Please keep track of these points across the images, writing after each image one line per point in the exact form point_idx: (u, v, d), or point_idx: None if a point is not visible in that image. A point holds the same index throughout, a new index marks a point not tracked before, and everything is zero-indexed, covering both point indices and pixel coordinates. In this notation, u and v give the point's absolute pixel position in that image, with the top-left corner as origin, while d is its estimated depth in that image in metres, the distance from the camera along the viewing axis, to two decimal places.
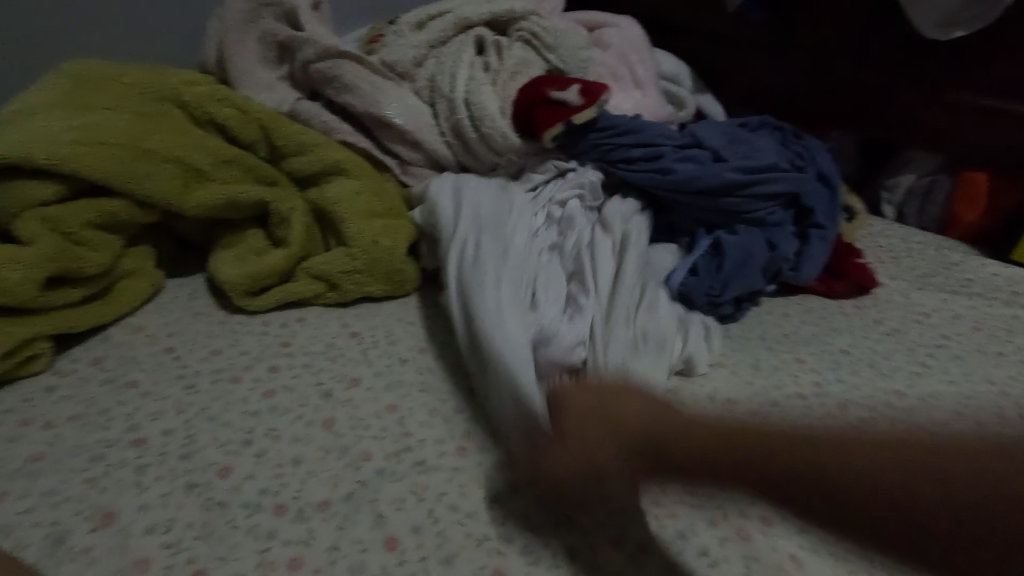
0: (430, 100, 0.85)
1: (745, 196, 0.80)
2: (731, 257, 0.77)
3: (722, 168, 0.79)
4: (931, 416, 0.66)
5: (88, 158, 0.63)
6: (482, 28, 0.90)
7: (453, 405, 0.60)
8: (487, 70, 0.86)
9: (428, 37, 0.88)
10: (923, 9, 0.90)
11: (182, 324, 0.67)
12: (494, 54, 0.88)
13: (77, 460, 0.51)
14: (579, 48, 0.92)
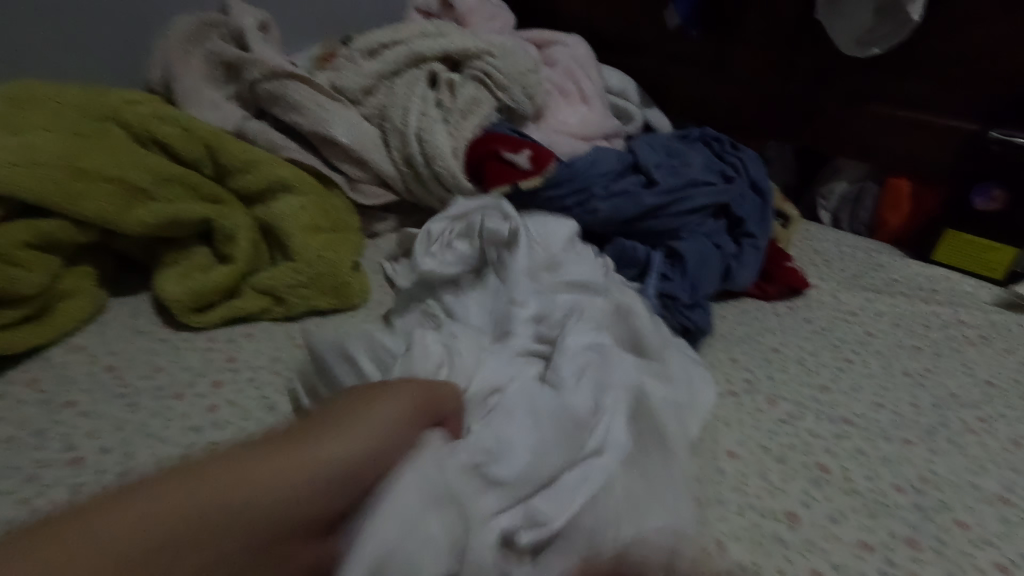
0: (380, 127, 0.88)
1: (671, 217, 0.84)
2: (690, 260, 0.80)
3: (645, 195, 0.84)
4: (851, 408, 0.70)
5: (22, 179, 0.63)
6: (435, 63, 0.92)
7: None
8: (439, 106, 0.89)
9: (380, 67, 0.89)
10: (842, 30, 0.96)
11: (123, 343, 0.67)
12: (447, 91, 0.91)
13: (9, 481, 0.51)
14: (527, 73, 0.95)
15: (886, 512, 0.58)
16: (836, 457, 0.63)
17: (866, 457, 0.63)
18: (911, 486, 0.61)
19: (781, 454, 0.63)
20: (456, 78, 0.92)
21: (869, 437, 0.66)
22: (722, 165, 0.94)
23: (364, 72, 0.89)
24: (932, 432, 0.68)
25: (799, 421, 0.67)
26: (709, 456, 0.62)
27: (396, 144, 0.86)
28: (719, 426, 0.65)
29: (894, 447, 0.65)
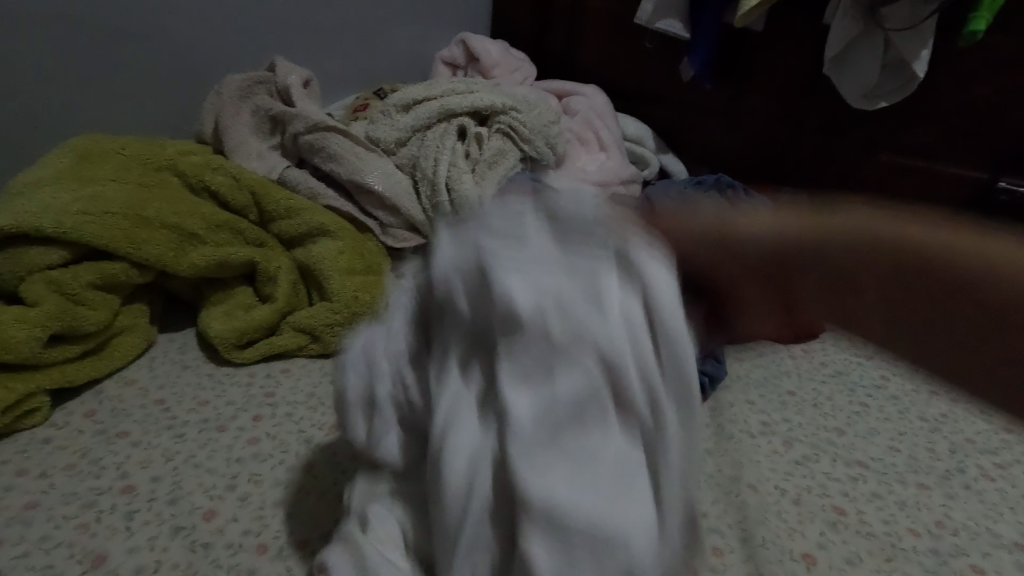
0: (413, 177, 0.95)
1: None
2: None
3: None
4: (867, 452, 0.71)
5: (92, 226, 0.69)
6: (464, 118, 0.97)
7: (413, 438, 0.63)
8: (468, 158, 0.95)
9: (412, 120, 0.95)
10: (849, 84, 0.99)
11: (171, 377, 0.71)
12: (475, 144, 0.96)
13: (70, 507, 0.55)
14: (549, 123, 1.01)
15: (901, 555, 0.59)
16: (853, 500, 0.64)
17: (883, 500, 0.65)
18: (927, 530, 0.62)
19: (799, 497, 0.64)
20: (484, 131, 0.96)
21: (885, 480, 0.67)
22: None
23: (398, 123, 0.95)
24: (949, 478, 0.69)
25: (815, 463, 0.69)
26: (730, 493, 0.63)
27: (426, 193, 0.92)
28: (738, 462, 0.67)
29: (910, 492, 0.66)
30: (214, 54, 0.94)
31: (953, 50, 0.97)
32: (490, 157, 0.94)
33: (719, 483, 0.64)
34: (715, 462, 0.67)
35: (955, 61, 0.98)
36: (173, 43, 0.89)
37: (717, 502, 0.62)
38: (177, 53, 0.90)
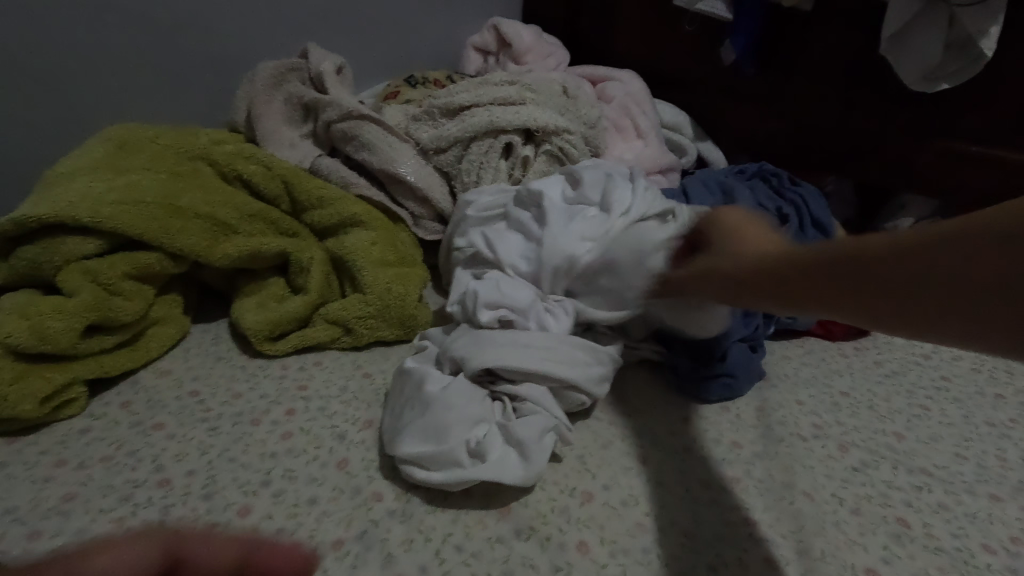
0: (449, 179, 0.92)
1: None
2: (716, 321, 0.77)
3: None
4: (930, 459, 0.66)
5: (126, 215, 0.68)
6: (513, 134, 0.89)
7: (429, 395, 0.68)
8: (513, 179, 0.90)
9: (460, 128, 0.88)
10: (909, 65, 0.93)
11: (205, 368, 0.71)
12: (520, 167, 0.90)
13: (107, 500, 0.55)
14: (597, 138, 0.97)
15: (973, 573, 0.55)
16: (917, 511, 0.60)
17: (950, 512, 0.60)
18: (1001, 547, 0.57)
19: (858, 505, 0.60)
20: (530, 153, 0.90)
21: (952, 491, 0.63)
22: (780, 203, 0.92)
23: (443, 127, 0.90)
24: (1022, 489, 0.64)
25: (874, 471, 0.64)
26: (782, 501, 0.60)
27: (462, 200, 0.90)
28: (789, 468, 0.63)
29: (979, 503, 0.61)
30: (245, 42, 0.93)
31: None
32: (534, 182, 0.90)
33: (771, 490, 0.61)
34: (765, 466, 0.63)
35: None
36: (203, 31, 0.88)
37: (768, 509, 0.59)
38: (206, 41, 0.89)
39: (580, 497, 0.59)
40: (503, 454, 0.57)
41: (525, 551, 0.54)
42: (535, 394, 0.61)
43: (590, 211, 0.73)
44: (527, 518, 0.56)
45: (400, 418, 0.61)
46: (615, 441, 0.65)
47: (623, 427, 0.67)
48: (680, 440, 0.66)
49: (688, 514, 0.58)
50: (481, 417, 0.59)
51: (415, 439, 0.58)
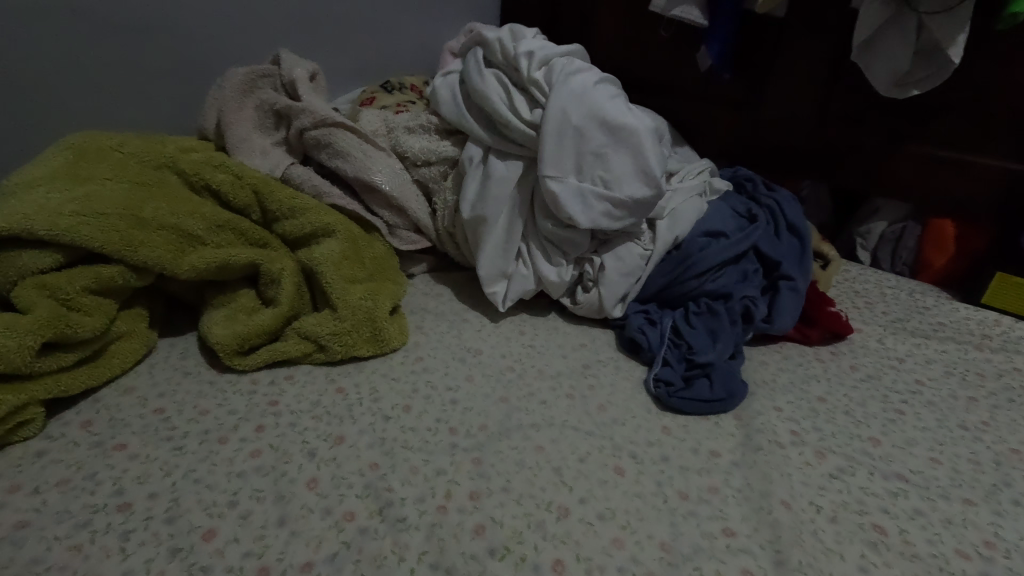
0: (427, 195, 0.92)
1: (707, 273, 0.85)
2: (725, 312, 0.81)
3: (694, 247, 0.86)
4: (905, 463, 0.67)
5: (86, 228, 0.66)
6: (475, 148, 0.87)
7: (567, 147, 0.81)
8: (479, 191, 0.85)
9: (430, 145, 0.89)
10: (878, 72, 0.95)
11: (171, 385, 0.68)
12: (478, 178, 0.85)
13: (63, 527, 0.52)
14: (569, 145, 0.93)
15: None
16: (894, 517, 0.60)
17: (926, 518, 0.60)
18: (975, 553, 0.57)
19: (835, 514, 0.60)
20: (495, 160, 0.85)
21: (928, 496, 0.63)
22: (753, 207, 0.95)
23: (431, 142, 0.90)
24: (994, 492, 0.64)
25: (851, 477, 0.64)
26: (761, 510, 0.60)
27: (439, 212, 0.89)
28: (767, 476, 0.63)
29: (953, 507, 0.62)
30: (215, 46, 0.91)
31: (988, 34, 0.95)
32: (505, 198, 0.84)
33: (749, 501, 0.61)
34: (743, 475, 0.63)
35: (987, 47, 0.96)
36: (175, 38, 0.86)
37: (746, 519, 0.59)
38: (176, 47, 0.87)
39: (557, 511, 0.58)
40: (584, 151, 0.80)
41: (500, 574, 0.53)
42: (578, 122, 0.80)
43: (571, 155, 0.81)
44: (502, 537, 0.55)
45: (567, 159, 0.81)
46: (592, 453, 0.64)
47: (601, 438, 0.66)
48: (659, 450, 0.66)
49: (667, 526, 0.58)
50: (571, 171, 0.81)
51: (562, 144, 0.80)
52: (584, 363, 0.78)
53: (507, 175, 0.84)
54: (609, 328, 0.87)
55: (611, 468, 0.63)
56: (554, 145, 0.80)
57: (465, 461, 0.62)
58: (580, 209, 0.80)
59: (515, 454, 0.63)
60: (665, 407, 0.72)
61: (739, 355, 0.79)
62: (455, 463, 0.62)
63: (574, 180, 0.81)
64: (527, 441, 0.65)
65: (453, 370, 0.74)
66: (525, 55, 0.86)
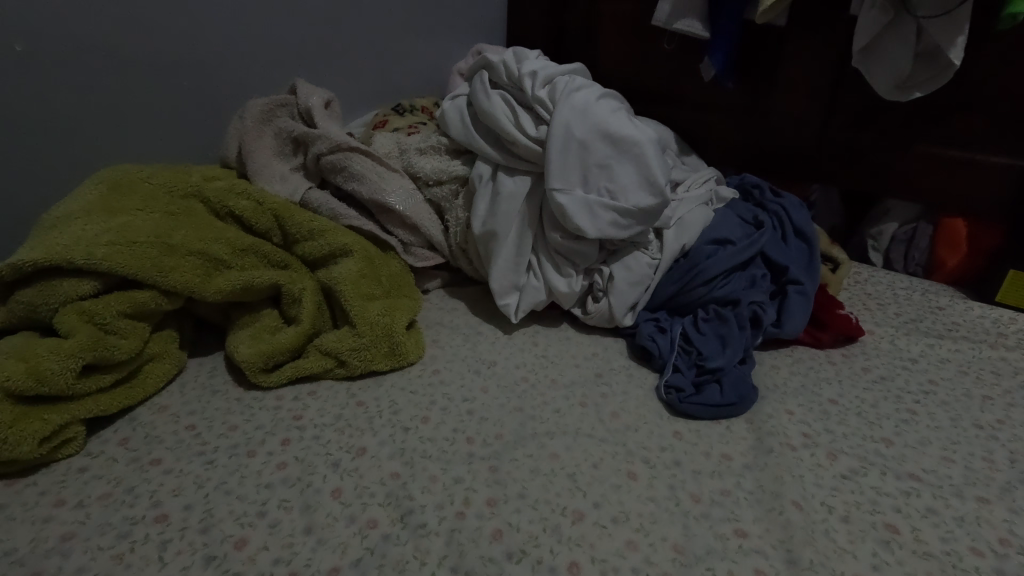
0: (440, 212, 0.95)
1: (714, 279, 0.86)
2: (733, 318, 0.82)
3: (701, 255, 0.88)
4: (918, 463, 0.67)
5: (121, 257, 0.70)
6: (483, 166, 0.90)
7: (572, 159, 0.83)
8: (489, 206, 0.88)
9: (440, 164, 0.92)
10: (880, 76, 0.97)
11: (202, 402, 0.72)
12: (488, 195, 0.89)
13: (105, 538, 0.56)
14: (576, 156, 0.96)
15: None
16: (906, 516, 0.61)
17: (939, 516, 0.61)
18: (989, 549, 0.58)
19: (847, 514, 0.61)
20: (502, 176, 0.88)
21: (941, 495, 0.63)
22: (760, 213, 0.97)
23: (442, 163, 0.93)
24: (1009, 489, 0.64)
25: (863, 477, 0.65)
26: (772, 511, 0.61)
27: (452, 229, 0.92)
28: (779, 478, 0.64)
29: (967, 505, 0.62)
30: (235, 78, 0.95)
31: (989, 34, 0.96)
32: (514, 212, 0.87)
33: (761, 502, 0.62)
34: (755, 478, 0.64)
35: (989, 45, 0.97)
36: (197, 72, 0.91)
37: (758, 520, 0.60)
38: (200, 81, 0.91)
39: (571, 516, 0.60)
40: (588, 163, 0.83)
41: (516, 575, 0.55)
42: (582, 135, 0.83)
43: (576, 165, 0.83)
44: (519, 541, 0.57)
45: (573, 169, 0.83)
46: (605, 458, 0.66)
47: (614, 444, 0.68)
48: (671, 454, 0.67)
49: (680, 528, 0.59)
50: (577, 182, 0.83)
51: (565, 157, 0.83)
52: (596, 372, 0.80)
53: (515, 190, 0.87)
54: (620, 337, 0.88)
55: (623, 473, 0.65)
56: (559, 158, 0.83)
57: (482, 469, 0.64)
58: (587, 219, 0.82)
59: (530, 461, 0.65)
60: (675, 413, 0.74)
61: (749, 360, 0.80)
62: (472, 471, 0.64)
63: (580, 191, 0.83)
64: (541, 449, 0.67)
65: (468, 382, 0.77)
66: (529, 75, 0.89)
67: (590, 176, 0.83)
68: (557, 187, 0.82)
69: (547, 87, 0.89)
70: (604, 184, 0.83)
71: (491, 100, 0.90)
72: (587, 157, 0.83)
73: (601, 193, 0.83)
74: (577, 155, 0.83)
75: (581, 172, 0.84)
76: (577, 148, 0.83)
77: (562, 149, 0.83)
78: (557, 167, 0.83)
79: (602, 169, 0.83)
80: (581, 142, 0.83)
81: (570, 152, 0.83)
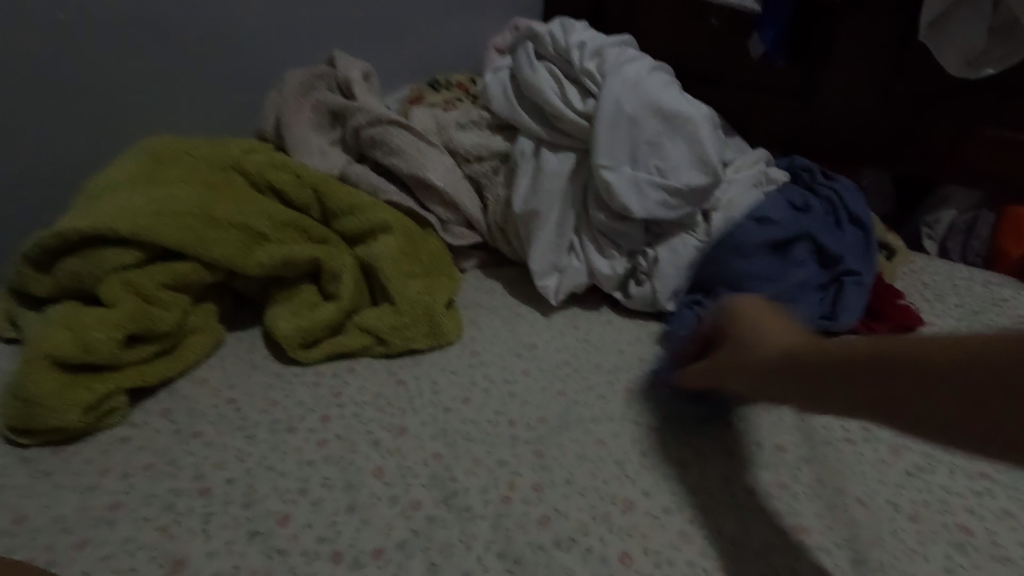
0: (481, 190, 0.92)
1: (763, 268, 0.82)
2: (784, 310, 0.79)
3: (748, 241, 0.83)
4: (990, 462, 0.63)
5: (164, 228, 0.69)
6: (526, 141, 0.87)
7: (622, 135, 0.80)
8: (531, 184, 0.85)
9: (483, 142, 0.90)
10: (950, 51, 0.90)
11: (241, 377, 0.71)
12: (531, 172, 0.85)
13: (151, 509, 0.55)
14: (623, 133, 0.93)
15: None
16: (980, 518, 0.57)
17: (1016, 519, 0.57)
18: None
19: (916, 513, 0.57)
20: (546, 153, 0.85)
21: (1017, 496, 0.59)
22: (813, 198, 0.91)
23: (480, 139, 0.90)
24: None
25: (931, 475, 0.62)
26: (834, 507, 0.58)
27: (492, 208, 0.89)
28: (840, 473, 0.61)
29: None
30: (274, 50, 0.94)
31: None
32: (555, 190, 0.84)
33: (823, 500, 0.58)
34: (813, 471, 0.61)
35: None
36: (237, 44, 0.89)
37: (820, 517, 0.57)
38: (239, 51, 0.90)
39: (620, 504, 0.57)
40: (638, 139, 0.79)
41: (564, 563, 0.53)
42: (632, 109, 0.79)
43: (624, 141, 0.80)
44: (568, 529, 0.55)
45: (623, 147, 0.80)
46: (654, 446, 0.64)
47: (663, 432, 0.65)
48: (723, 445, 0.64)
49: (736, 521, 0.56)
50: (626, 160, 0.80)
51: (615, 133, 0.79)
52: (641, 357, 0.77)
53: (558, 167, 0.84)
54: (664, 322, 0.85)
55: (675, 462, 0.62)
56: (608, 134, 0.79)
57: (526, 453, 0.62)
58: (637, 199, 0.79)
59: (576, 447, 0.63)
60: (720, 406, 0.69)
61: None
62: (516, 454, 0.62)
63: (629, 169, 0.80)
64: (587, 434, 0.65)
65: (509, 364, 0.75)
66: (577, 46, 0.86)
67: (640, 153, 0.80)
68: (604, 164, 0.79)
69: (596, 59, 0.85)
70: (653, 162, 0.79)
71: (538, 73, 0.86)
72: (637, 133, 0.79)
73: (650, 171, 0.79)
74: (627, 130, 0.80)
75: (630, 149, 0.80)
76: (628, 123, 0.79)
77: (611, 124, 0.79)
78: (606, 144, 0.79)
79: (654, 146, 0.79)
80: (631, 118, 0.79)
81: (619, 127, 0.79)
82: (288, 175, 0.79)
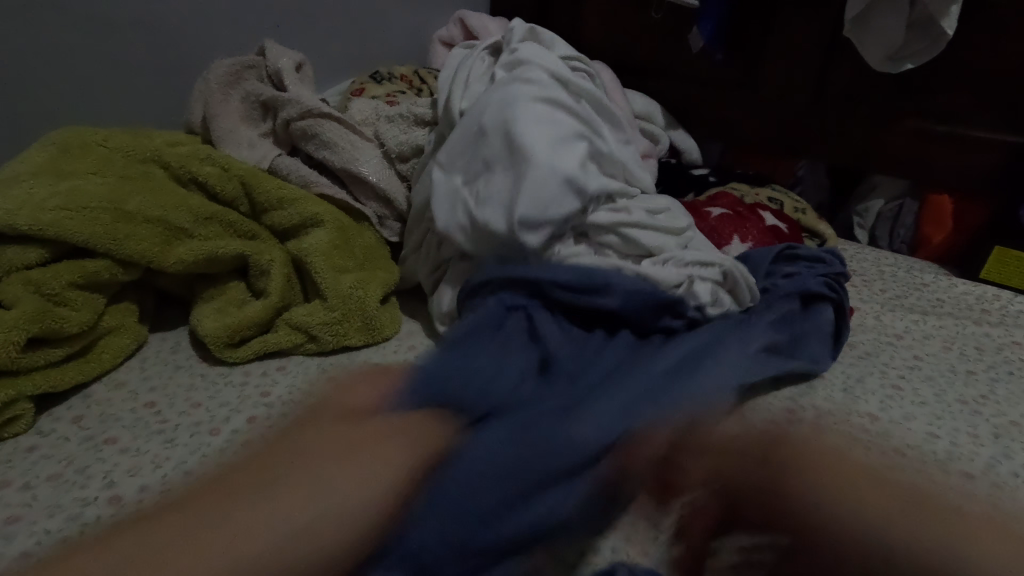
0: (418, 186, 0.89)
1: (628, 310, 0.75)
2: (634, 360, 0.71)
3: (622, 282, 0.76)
4: (903, 439, 0.66)
5: (71, 223, 0.65)
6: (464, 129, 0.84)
7: (482, 148, 0.76)
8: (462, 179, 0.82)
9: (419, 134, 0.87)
10: (872, 45, 0.94)
11: (162, 378, 0.68)
12: None
13: (54, 520, 0.52)
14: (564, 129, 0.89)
15: None
16: (891, 493, 0.60)
17: (923, 493, 0.60)
18: None
19: None
20: None
21: (926, 470, 0.62)
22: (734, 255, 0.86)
23: (408, 132, 0.88)
24: (993, 465, 0.64)
25: (848, 453, 0.64)
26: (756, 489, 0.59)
27: None
28: None
29: (949, 480, 0.62)
30: (200, 39, 0.90)
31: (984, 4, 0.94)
32: None
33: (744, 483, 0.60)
34: None
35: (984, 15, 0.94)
36: (158, 31, 0.85)
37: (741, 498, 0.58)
38: (161, 40, 0.86)
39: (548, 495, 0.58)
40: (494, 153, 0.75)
41: None
42: (491, 122, 0.76)
43: (482, 155, 0.76)
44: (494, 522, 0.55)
45: (462, 162, 0.78)
46: None
47: None
48: None
49: None
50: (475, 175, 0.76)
51: (474, 148, 0.77)
52: None
53: None
54: None
55: None
56: (454, 149, 0.79)
57: None
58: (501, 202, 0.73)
59: None
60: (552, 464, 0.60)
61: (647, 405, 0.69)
62: None
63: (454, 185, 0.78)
64: None
65: None
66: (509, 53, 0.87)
67: (473, 168, 0.76)
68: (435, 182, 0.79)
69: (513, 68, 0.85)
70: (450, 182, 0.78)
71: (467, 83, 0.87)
72: (491, 146, 0.76)
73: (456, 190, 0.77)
74: (486, 143, 0.76)
75: (486, 164, 0.75)
76: (478, 136, 0.77)
77: (468, 139, 0.78)
78: (465, 158, 0.77)
79: (465, 163, 0.77)
80: (484, 131, 0.77)
81: (479, 140, 0.76)
82: (211, 168, 0.76)
